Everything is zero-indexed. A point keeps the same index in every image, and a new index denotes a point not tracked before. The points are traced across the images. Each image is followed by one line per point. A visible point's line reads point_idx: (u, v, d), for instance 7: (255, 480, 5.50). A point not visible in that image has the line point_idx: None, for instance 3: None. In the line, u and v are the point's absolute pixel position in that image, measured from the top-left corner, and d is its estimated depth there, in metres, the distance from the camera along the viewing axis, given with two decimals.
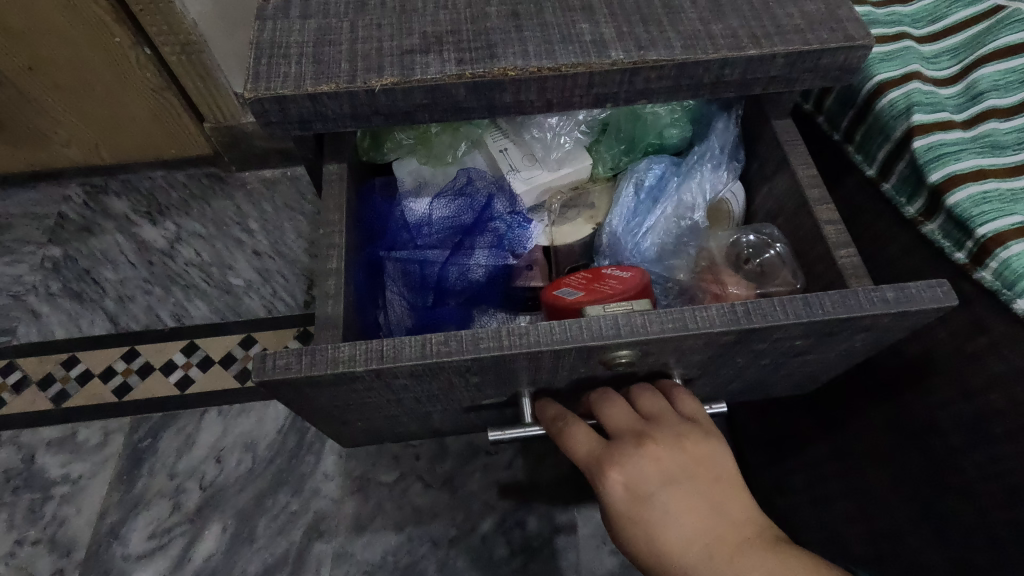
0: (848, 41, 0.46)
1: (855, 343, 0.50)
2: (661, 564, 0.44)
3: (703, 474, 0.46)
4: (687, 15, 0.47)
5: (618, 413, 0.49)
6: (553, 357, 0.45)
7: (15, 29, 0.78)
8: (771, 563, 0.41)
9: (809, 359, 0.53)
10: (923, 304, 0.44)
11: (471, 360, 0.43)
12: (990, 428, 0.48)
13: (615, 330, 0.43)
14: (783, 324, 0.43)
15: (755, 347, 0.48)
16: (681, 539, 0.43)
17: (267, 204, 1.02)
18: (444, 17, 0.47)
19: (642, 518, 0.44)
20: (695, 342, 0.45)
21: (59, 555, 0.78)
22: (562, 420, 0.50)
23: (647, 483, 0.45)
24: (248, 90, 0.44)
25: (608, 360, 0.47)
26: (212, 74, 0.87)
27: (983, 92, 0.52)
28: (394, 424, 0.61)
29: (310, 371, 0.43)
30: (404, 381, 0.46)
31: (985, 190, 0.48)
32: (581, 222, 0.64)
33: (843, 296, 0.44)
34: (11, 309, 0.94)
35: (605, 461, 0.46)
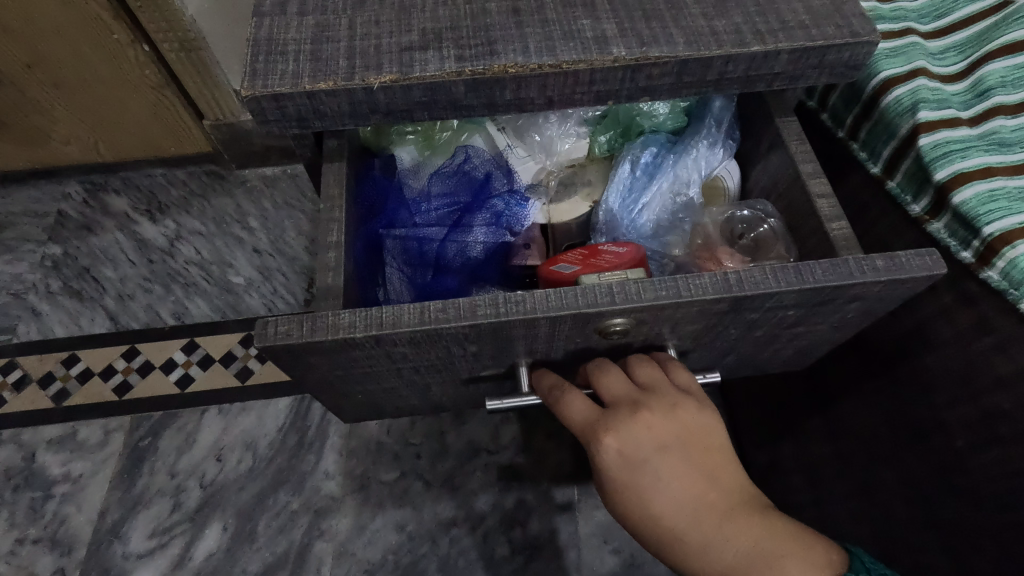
0: (853, 37, 0.46)
1: (847, 313, 0.49)
2: (651, 529, 0.44)
3: (695, 443, 0.45)
4: (690, 11, 0.47)
5: (615, 381, 0.48)
6: (550, 326, 0.44)
7: (13, 26, 0.78)
8: (759, 527, 0.42)
9: (802, 331, 0.53)
10: (914, 272, 0.43)
11: (469, 326, 0.43)
12: (996, 429, 0.47)
13: (610, 297, 0.43)
14: (775, 292, 0.43)
15: (745, 317, 0.47)
16: (671, 504, 0.43)
17: (267, 202, 1.01)
18: (443, 14, 0.47)
19: (635, 483, 0.44)
20: (688, 310, 0.44)
21: (59, 554, 0.77)
22: (559, 389, 0.49)
23: (642, 450, 0.44)
24: (245, 88, 0.43)
25: (602, 329, 0.46)
26: (211, 71, 0.87)
27: (990, 89, 0.51)
28: (392, 397, 0.61)
29: (312, 337, 0.42)
30: (404, 350, 0.46)
31: (992, 188, 0.47)
32: (579, 199, 0.63)
33: (833, 264, 0.44)
34: (11, 308, 0.93)
35: (600, 429, 0.45)
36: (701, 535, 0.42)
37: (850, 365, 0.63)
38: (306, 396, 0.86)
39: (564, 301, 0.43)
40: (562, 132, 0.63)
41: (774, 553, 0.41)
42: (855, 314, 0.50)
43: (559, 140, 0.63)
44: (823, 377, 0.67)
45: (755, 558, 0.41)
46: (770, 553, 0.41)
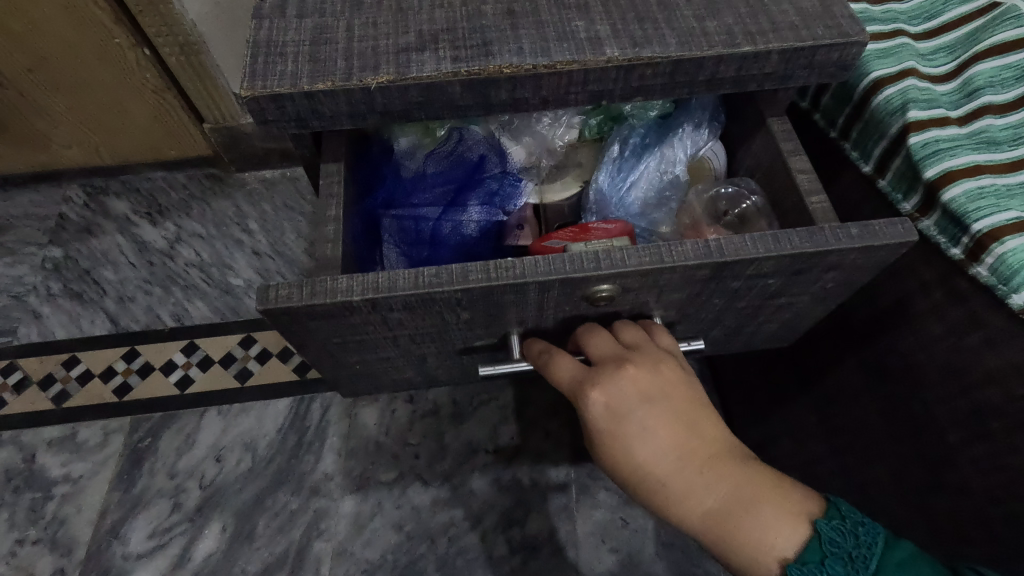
0: (842, 37, 0.46)
1: (828, 284, 0.50)
2: (640, 481, 0.44)
3: (679, 395, 0.46)
4: (683, 13, 0.48)
5: (601, 342, 0.49)
6: (539, 292, 0.45)
7: (14, 29, 0.79)
8: (739, 475, 0.43)
9: (785, 303, 0.54)
10: (888, 240, 0.44)
11: (461, 291, 0.44)
12: (987, 423, 0.48)
13: (596, 264, 0.44)
14: (756, 258, 0.44)
15: (729, 286, 0.48)
16: (656, 452, 0.44)
17: (266, 204, 1.02)
18: (440, 16, 0.48)
19: (622, 432, 0.44)
20: (671, 276, 0.45)
21: (59, 554, 0.78)
22: (548, 352, 0.50)
23: (627, 401, 0.45)
24: (244, 89, 0.44)
25: (590, 296, 0.47)
26: (211, 75, 0.88)
27: (979, 89, 0.52)
28: (390, 371, 0.62)
29: (311, 300, 0.43)
30: (398, 316, 0.47)
31: (981, 186, 0.48)
32: (570, 181, 0.65)
33: (811, 232, 0.45)
34: (12, 309, 0.94)
35: (587, 383, 0.46)
36: (684, 481, 0.43)
37: (841, 344, 0.63)
38: (305, 396, 0.87)
39: (552, 265, 0.44)
40: (556, 124, 0.62)
41: (752, 497, 0.42)
42: (836, 285, 0.51)
43: (553, 132, 0.62)
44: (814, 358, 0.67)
45: (734, 503, 0.42)
46: (748, 498, 0.42)
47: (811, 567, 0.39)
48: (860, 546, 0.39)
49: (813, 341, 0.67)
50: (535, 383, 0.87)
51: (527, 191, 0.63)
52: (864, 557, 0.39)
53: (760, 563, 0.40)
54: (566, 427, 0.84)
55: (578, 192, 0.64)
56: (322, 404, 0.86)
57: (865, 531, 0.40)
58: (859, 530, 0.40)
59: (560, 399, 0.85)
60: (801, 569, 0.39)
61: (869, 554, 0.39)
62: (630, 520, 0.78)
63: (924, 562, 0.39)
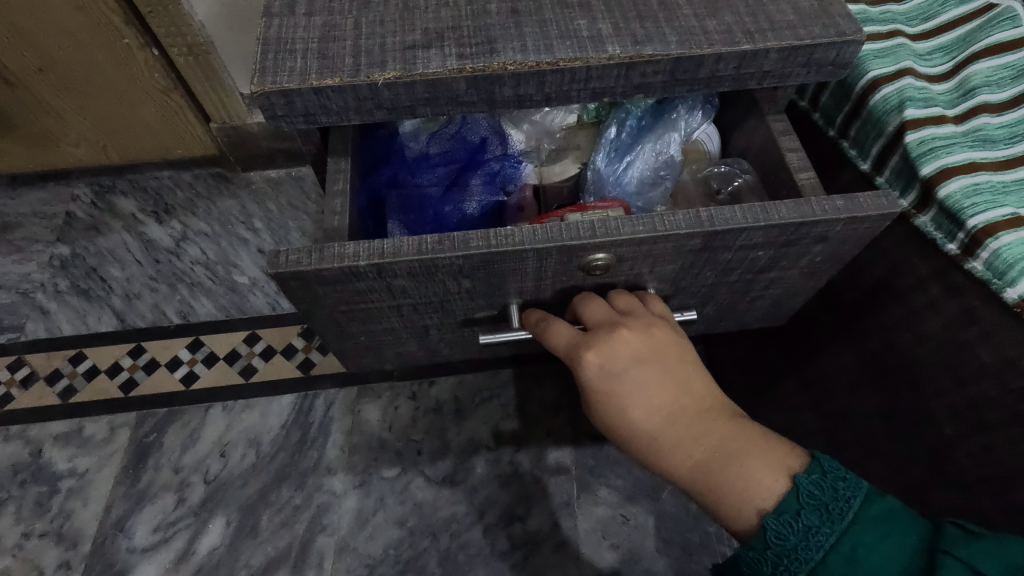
0: (839, 36, 0.47)
1: (816, 257, 0.52)
2: (632, 438, 0.46)
3: (670, 357, 0.47)
4: (683, 12, 0.49)
5: (596, 307, 0.51)
6: (537, 260, 0.47)
7: (26, 29, 0.80)
8: (725, 429, 0.44)
9: (775, 278, 0.55)
10: (869, 210, 0.46)
11: (462, 257, 0.45)
12: (984, 417, 0.49)
13: (591, 232, 0.46)
14: (744, 227, 0.45)
15: (720, 258, 0.50)
16: (647, 410, 0.45)
17: (271, 204, 1.03)
18: (445, 15, 0.49)
19: (615, 392, 0.46)
20: (664, 247, 0.47)
21: (65, 547, 0.78)
22: (545, 320, 0.51)
23: (620, 362, 0.46)
24: (255, 84, 0.45)
25: (586, 266, 0.49)
26: (218, 75, 0.89)
27: (975, 88, 0.53)
28: (393, 345, 0.63)
29: (320, 264, 0.44)
30: (403, 283, 0.48)
31: (976, 182, 0.49)
32: (569, 162, 0.65)
33: (798, 204, 0.46)
34: (20, 306, 0.95)
35: (582, 345, 0.48)
36: (673, 436, 0.44)
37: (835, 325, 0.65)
38: (308, 393, 0.88)
39: (549, 233, 0.46)
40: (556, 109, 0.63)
41: (736, 450, 0.43)
42: (824, 259, 0.52)
43: (552, 116, 0.63)
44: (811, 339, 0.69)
45: (719, 456, 0.43)
46: (733, 451, 0.43)
47: (787, 517, 0.40)
48: (838, 499, 0.40)
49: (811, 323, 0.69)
50: (537, 380, 0.88)
51: (526, 174, 0.64)
52: (840, 509, 0.39)
53: (742, 515, 0.41)
54: (567, 425, 0.84)
55: (576, 174, 0.65)
56: (325, 401, 0.87)
57: (844, 485, 0.40)
58: (838, 484, 0.40)
59: (562, 396, 0.86)
60: (776, 519, 0.40)
61: (846, 507, 0.39)
62: (631, 517, 0.79)
63: (905, 519, 0.39)
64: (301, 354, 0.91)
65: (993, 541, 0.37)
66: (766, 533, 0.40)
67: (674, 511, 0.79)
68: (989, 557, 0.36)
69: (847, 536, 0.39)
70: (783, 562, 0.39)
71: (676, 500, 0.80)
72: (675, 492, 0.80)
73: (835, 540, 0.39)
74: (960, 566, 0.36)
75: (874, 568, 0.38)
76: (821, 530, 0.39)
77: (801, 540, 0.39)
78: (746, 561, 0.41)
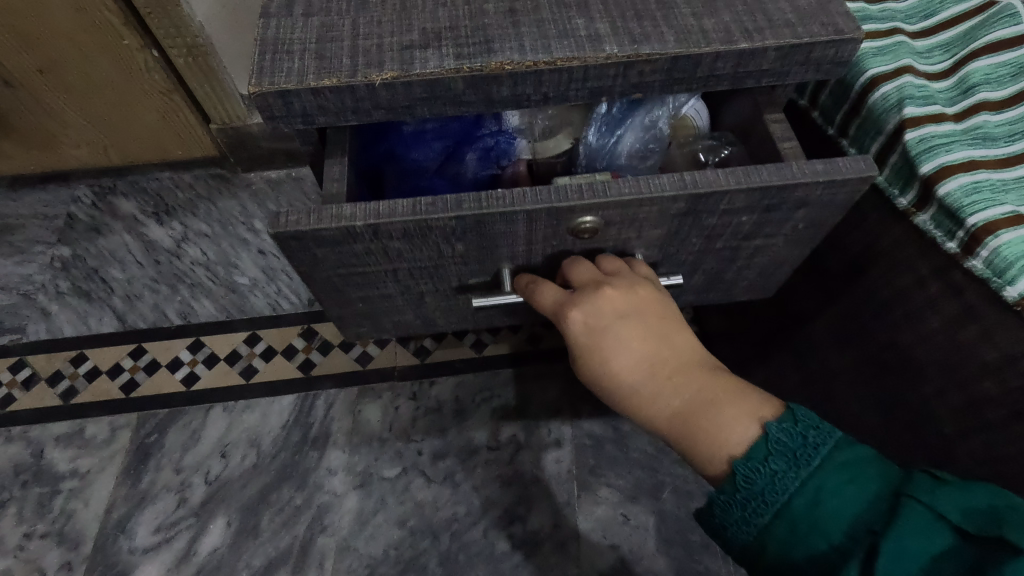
0: (838, 34, 0.47)
1: (798, 224, 0.52)
2: (616, 391, 0.47)
3: (653, 314, 0.48)
4: (681, 11, 0.49)
5: (582, 269, 0.52)
6: (526, 223, 0.47)
7: (26, 32, 0.80)
8: (703, 379, 0.45)
9: (760, 246, 0.56)
10: (849, 174, 0.45)
11: (455, 219, 0.46)
12: (984, 416, 0.49)
13: (579, 194, 0.46)
14: (728, 190, 0.45)
15: (704, 223, 0.50)
16: (629, 363, 0.46)
17: (272, 204, 1.03)
18: (443, 14, 0.49)
19: (598, 347, 0.47)
20: (650, 210, 0.47)
21: (67, 548, 0.79)
22: (534, 283, 0.53)
23: (604, 318, 0.48)
24: (253, 85, 0.45)
25: (574, 228, 0.49)
26: (218, 76, 0.89)
27: (975, 86, 0.53)
28: (390, 314, 0.63)
29: (318, 226, 0.45)
30: (399, 245, 0.49)
31: (976, 180, 0.49)
32: (561, 137, 0.63)
33: (780, 168, 0.46)
34: (21, 307, 0.95)
35: (567, 305, 0.49)
36: (653, 388, 0.45)
37: (827, 294, 0.65)
38: (309, 394, 0.88)
39: (537, 194, 0.46)
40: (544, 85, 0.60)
41: (712, 399, 0.43)
42: (806, 226, 0.53)
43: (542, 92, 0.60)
44: (804, 310, 0.69)
45: (697, 403, 0.44)
46: (710, 400, 0.43)
47: (754, 462, 0.40)
48: (806, 445, 0.40)
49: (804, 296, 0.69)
50: (537, 379, 0.88)
51: (519, 150, 0.62)
52: (808, 455, 0.39)
53: (715, 460, 0.42)
54: (568, 424, 0.84)
55: (568, 151, 0.63)
56: (325, 401, 0.87)
57: (815, 432, 0.40)
58: (809, 431, 0.40)
59: (563, 396, 0.86)
60: (745, 464, 0.40)
61: (815, 453, 0.39)
62: (631, 517, 0.79)
63: (875, 466, 0.39)
64: (301, 355, 0.91)
65: (958, 488, 0.36)
66: (736, 478, 0.41)
67: (675, 511, 0.79)
68: (950, 501, 0.36)
69: (812, 479, 0.39)
70: (750, 506, 0.40)
71: (677, 500, 0.80)
72: (675, 491, 0.80)
73: (800, 483, 0.39)
74: (920, 508, 0.36)
75: (837, 510, 0.38)
76: (787, 474, 0.39)
77: (767, 484, 0.40)
78: (717, 505, 0.42)
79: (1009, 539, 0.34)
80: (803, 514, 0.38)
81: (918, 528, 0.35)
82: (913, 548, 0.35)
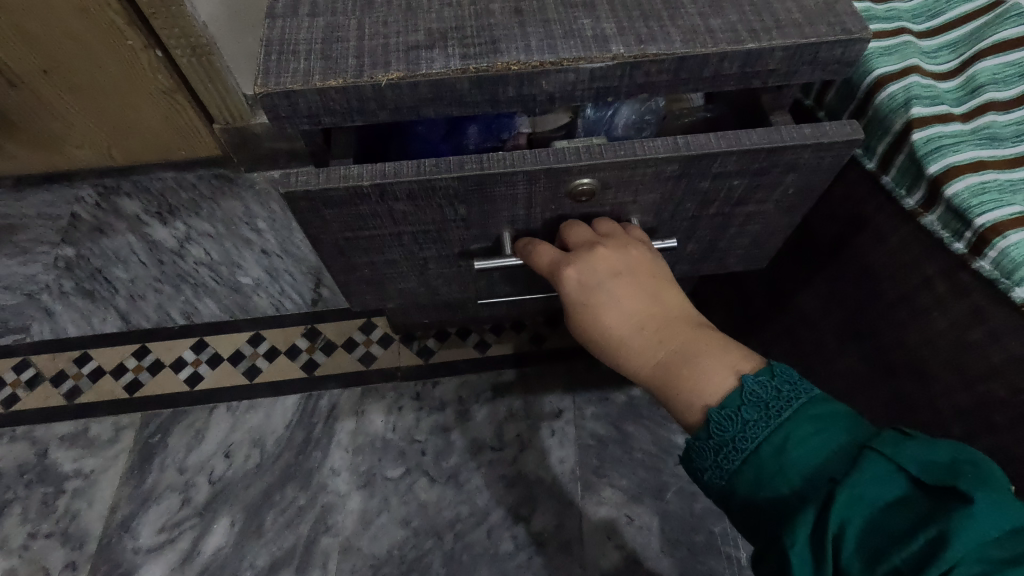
0: (845, 34, 0.47)
1: (789, 189, 0.54)
2: (605, 345, 0.48)
3: (645, 273, 0.49)
4: (687, 11, 0.48)
5: (579, 231, 0.52)
6: (527, 184, 0.49)
7: (31, 33, 0.80)
8: (688, 334, 0.45)
9: (752, 211, 0.57)
10: (835, 137, 0.48)
11: (458, 179, 0.47)
12: (991, 416, 0.50)
13: (577, 156, 0.47)
14: (718, 152, 0.47)
15: (697, 187, 0.52)
16: (619, 318, 0.47)
17: (276, 205, 1.04)
18: (449, 15, 0.49)
19: (590, 303, 0.48)
20: (644, 172, 0.49)
21: (71, 548, 0.79)
22: (531, 244, 0.54)
23: (597, 276, 0.49)
24: (259, 85, 0.45)
25: (571, 192, 0.50)
26: (222, 77, 0.89)
27: (982, 86, 0.53)
28: (394, 281, 0.62)
29: (328, 184, 0.47)
30: (405, 207, 0.50)
31: (984, 180, 0.49)
32: (561, 112, 0.60)
33: (769, 131, 0.48)
34: (25, 307, 0.95)
35: (563, 263, 0.50)
36: (639, 341, 0.47)
37: (824, 256, 0.65)
38: (312, 394, 0.88)
39: (536, 157, 0.48)
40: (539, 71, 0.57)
41: (695, 351, 0.44)
42: (796, 192, 0.54)
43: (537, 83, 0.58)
44: (802, 282, 0.70)
45: (680, 355, 0.44)
46: (692, 352, 0.44)
47: (728, 410, 0.40)
48: (780, 397, 0.39)
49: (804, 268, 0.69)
50: (541, 378, 0.88)
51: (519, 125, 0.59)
52: (779, 406, 0.39)
53: (692, 408, 0.43)
54: (571, 424, 0.85)
55: (567, 125, 0.60)
56: (329, 400, 0.87)
57: (790, 387, 0.40)
58: (784, 384, 0.40)
59: (566, 395, 0.86)
60: (719, 412, 0.41)
61: (787, 405, 0.39)
62: (635, 518, 0.79)
63: (846, 421, 0.38)
64: (305, 355, 0.91)
65: (921, 443, 0.35)
66: (709, 426, 0.41)
67: (679, 511, 0.79)
68: (910, 454, 0.34)
69: (782, 428, 0.38)
70: (722, 452, 0.40)
71: (681, 500, 0.79)
72: (679, 492, 0.80)
73: (769, 432, 0.39)
74: (879, 457, 0.34)
75: (802, 458, 0.37)
76: (757, 423, 0.39)
77: (738, 432, 0.40)
78: (693, 451, 0.42)
79: (963, 488, 0.32)
80: (768, 463, 0.38)
81: (874, 475, 0.34)
82: (866, 494, 0.34)
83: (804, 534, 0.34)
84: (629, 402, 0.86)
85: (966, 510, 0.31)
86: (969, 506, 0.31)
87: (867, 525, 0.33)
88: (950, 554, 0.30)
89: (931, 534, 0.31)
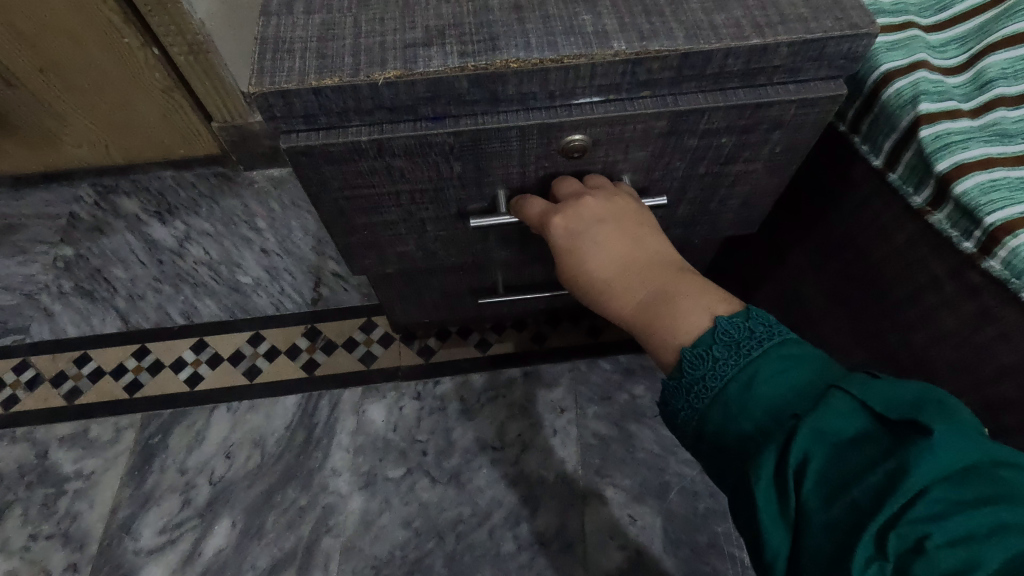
0: (852, 29, 0.46)
1: (775, 148, 0.54)
2: (590, 289, 0.48)
3: (630, 220, 0.49)
4: (689, 6, 0.47)
5: (568, 184, 0.52)
6: (519, 140, 0.50)
7: (25, 30, 0.79)
8: (668, 277, 0.45)
9: (743, 170, 0.57)
10: (819, 93, 0.49)
11: (452, 134, 0.48)
12: (1001, 418, 0.49)
13: (569, 112, 0.49)
14: (704, 107, 0.48)
15: (686, 145, 0.53)
16: (602, 261, 0.47)
17: (275, 203, 1.03)
18: (447, 11, 0.48)
19: (575, 249, 0.48)
20: (633, 129, 0.50)
21: (72, 549, 0.78)
22: (523, 198, 0.54)
23: (582, 222, 0.48)
24: (253, 86, 0.44)
25: (563, 149, 0.51)
26: (219, 73, 0.88)
27: (992, 80, 0.52)
28: (392, 245, 0.61)
29: (327, 141, 0.47)
30: (402, 163, 0.51)
31: (993, 178, 0.47)
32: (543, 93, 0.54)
33: (754, 87, 0.49)
34: (24, 308, 0.95)
35: (550, 213, 0.50)
36: (622, 284, 0.46)
37: (825, 239, 0.65)
38: (313, 394, 0.87)
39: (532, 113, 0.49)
40: None
41: (674, 293, 0.43)
42: (784, 151, 0.55)
43: None
44: (804, 270, 0.69)
45: (660, 297, 0.44)
46: (672, 293, 0.43)
47: (700, 350, 0.39)
48: (752, 336, 0.38)
49: (805, 233, 0.68)
50: (542, 377, 0.87)
51: None
52: (751, 345, 0.38)
53: (668, 347, 0.42)
54: (573, 424, 0.84)
55: None
56: (329, 401, 0.86)
57: (764, 328, 0.38)
58: (757, 323, 0.39)
59: (568, 395, 0.86)
60: (692, 351, 0.40)
61: (757, 343, 0.38)
62: (638, 518, 0.78)
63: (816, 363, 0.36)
64: (304, 354, 0.90)
65: (886, 382, 0.34)
66: (682, 364, 0.40)
67: (681, 511, 0.78)
68: (874, 391, 0.33)
69: (750, 366, 0.37)
70: (693, 391, 0.39)
71: (684, 500, 0.79)
72: (682, 491, 0.79)
73: (737, 369, 0.37)
74: (843, 395, 0.33)
75: (766, 395, 0.36)
76: (727, 361, 0.38)
77: (708, 371, 0.38)
78: (669, 392, 0.41)
79: (922, 422, 0.31)
80: (735, 401, 0.37)
81: (838, 411, 0.32)
82: (827, 429, 0.32)
83: (768, 474, 0.32)
84: (631, 401, 0.85)
85: (927, 441, 0.30)
86: (929, 438, 0.30)
87: (829, 460, 0.32)
88: (907, 486, 0.29)
89: (890, 467, 0.30)
